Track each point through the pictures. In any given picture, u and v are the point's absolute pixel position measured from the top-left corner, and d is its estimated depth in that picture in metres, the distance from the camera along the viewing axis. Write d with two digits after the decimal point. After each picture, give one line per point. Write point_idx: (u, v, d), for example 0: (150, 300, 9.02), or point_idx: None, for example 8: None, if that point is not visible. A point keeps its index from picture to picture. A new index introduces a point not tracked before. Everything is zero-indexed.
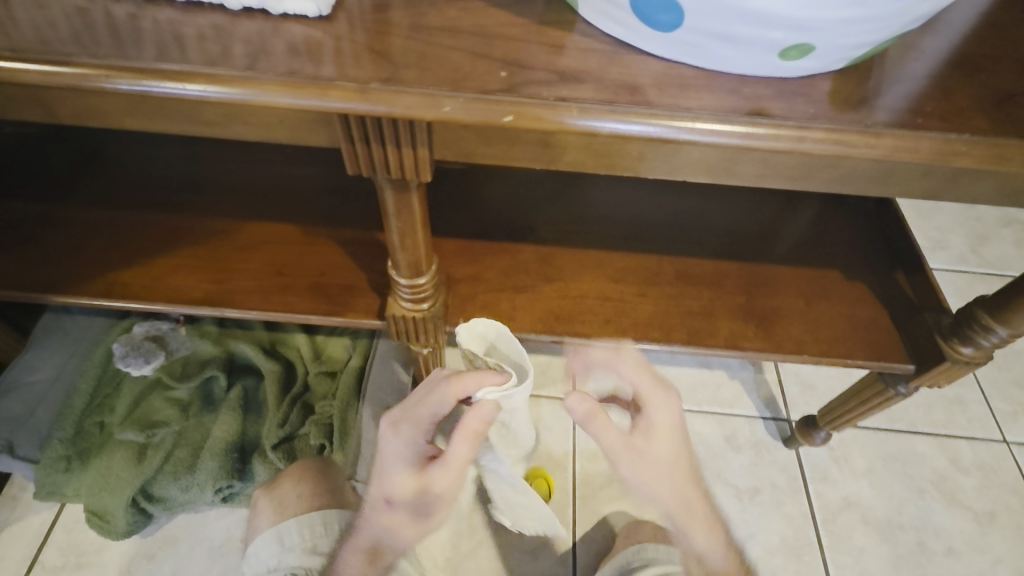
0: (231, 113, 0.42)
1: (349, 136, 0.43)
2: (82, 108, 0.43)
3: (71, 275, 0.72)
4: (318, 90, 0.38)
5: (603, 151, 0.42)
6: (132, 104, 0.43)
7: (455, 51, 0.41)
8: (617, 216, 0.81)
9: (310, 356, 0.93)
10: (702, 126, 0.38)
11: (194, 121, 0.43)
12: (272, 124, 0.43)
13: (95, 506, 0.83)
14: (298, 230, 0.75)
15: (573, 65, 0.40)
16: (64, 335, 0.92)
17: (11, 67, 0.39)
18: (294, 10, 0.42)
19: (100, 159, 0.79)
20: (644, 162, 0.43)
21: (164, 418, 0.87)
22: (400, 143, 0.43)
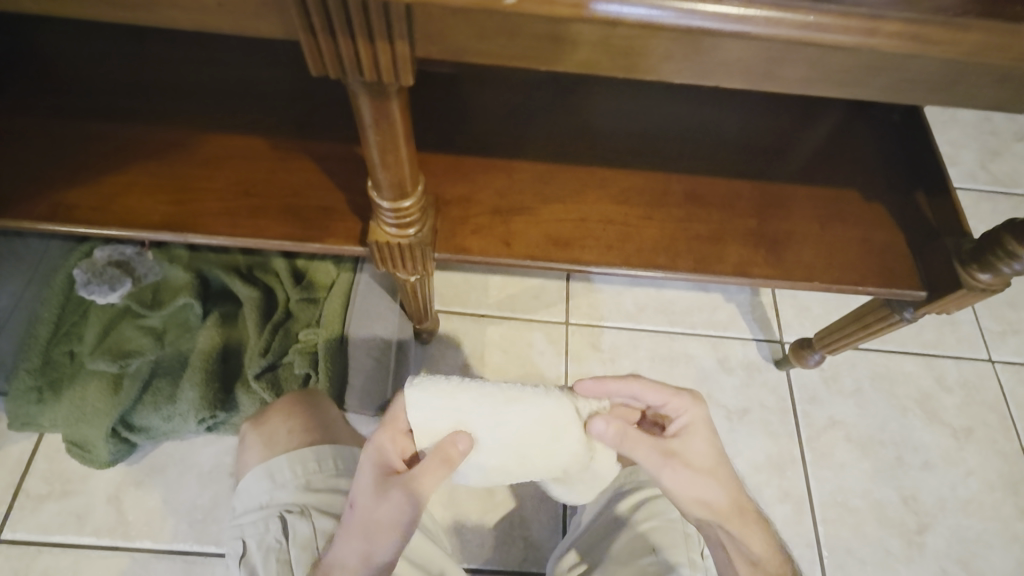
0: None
1: (310, 26, 0.35)
2: None
3: (10, 194, 0.64)
4: None
5: (622, 48, 0.35)
6: None
7: None
8: (623, 128, 0.73)
9: (290, 281, 0.88)
10: (746, 11, 0.33)
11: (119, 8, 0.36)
12: (212, 8, 0.35)
13: (74, 437, 0.80)
14: (265, 144, 0.67)
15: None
16: (20, 260, 0.86)
17: None
18: None
19: (26, 57, 0.69)
20: (672, 63, 0.36)
21: (137, 347, 0.83)
22: (373, 36, 0.35)
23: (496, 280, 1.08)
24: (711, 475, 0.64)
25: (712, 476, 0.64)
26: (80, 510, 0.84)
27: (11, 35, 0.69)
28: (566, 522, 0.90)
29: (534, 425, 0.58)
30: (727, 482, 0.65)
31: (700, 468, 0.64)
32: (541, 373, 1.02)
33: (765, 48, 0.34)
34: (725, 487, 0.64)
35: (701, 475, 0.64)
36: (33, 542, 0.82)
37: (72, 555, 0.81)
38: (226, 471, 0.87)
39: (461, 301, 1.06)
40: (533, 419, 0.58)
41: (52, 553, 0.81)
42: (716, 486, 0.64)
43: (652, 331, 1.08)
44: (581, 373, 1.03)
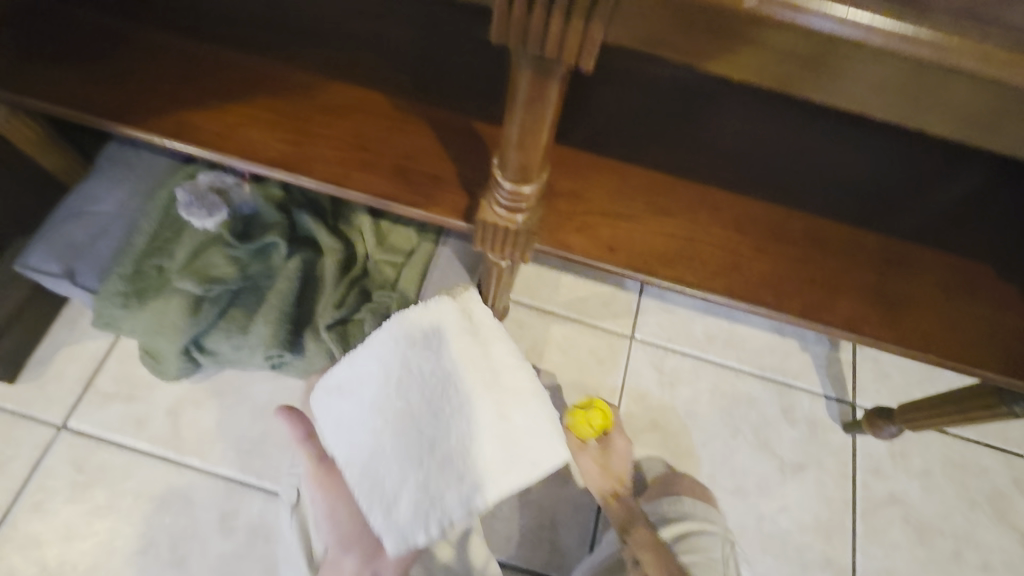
0: None
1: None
2: None
3: (143, 104, 0.65)
4: None
5: (817, 60, 0.34)
6: None
7: None
8: (746, 151, 0.69)
9: (373, 240, 0.89)
10: (938, 36, 0.32)
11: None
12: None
13: (150, 346, 0.84)
14: (387, 101, 0.67)
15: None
16: (129, 168, 0.88)
17: None
18: None
19: None
20: (851, 83, 0.35)
21: (223, 275, 0.84)
22: (570, 12, 0.34)
23: (568, 280, 1.06)
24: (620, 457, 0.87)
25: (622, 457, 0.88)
26: (140, 416, 0.87)
27: None
28: (596, 539, 0.89)
29: (422, 333, 0.75)
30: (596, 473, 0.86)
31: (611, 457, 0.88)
32: (596, 381, 1.00)
33: (918, 73, 0.33)
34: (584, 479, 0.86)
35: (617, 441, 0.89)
36: (94, 436, 0.86)
37: (126, 457, 0.85)
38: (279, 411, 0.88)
39: (530, 294, 1.04)
40: (445, 327, 0.74)
41: (109, 451, 0.85)
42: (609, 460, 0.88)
43: (718, 364, 1.03)
44: (636, 390, 1.00)
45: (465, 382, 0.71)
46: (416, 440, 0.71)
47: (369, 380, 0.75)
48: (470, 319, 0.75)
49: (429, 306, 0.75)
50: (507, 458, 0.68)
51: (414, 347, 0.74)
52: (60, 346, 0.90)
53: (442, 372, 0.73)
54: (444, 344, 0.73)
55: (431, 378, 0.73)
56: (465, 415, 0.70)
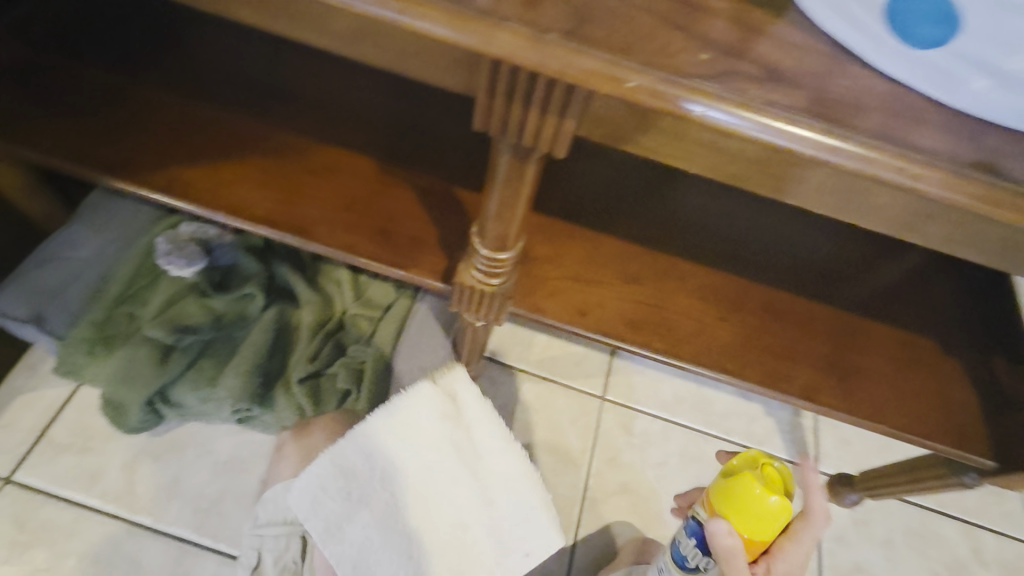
0: (368, 29, 0.39)
1: (492, 87, 0.39)
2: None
3: (133, 157, 0.67)
4: (484, 27, 0.36)
5: (760, 163, 0.39)
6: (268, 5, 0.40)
7: (639, 14, 0.39)
8: (710, 226, 0.74)
9: (351, 295, 0.90)
10: (849, 146, 0.37)
11: (323, 36, 0.40)
12: (408, 53, 0.40)
13: (112, 396, 0.82)
14: (374, 165, 0.70)
15: (775, 67, 0.40)
16: (111, 214, 0.89)
17: None
18: None
19: (178, 42, 0.74)
20: (793, 183, 0.40)
21: (196, 324, 0.84)
22: (547, 107, 0.39)
23: (541, 339, 1.08)
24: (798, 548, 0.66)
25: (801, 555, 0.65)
26: (93, 470, 0.83)
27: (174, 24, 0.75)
28: None
29: (408, 424, 0.75)
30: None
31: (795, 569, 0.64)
32: (567, 442, 1.00)
33: (851, 181, 0.39)
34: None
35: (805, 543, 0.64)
36: (42, 490, 0.82)
37: (74, 513, 0.81)
38: (240, 468, 0.86)
39: (504, 352, 1.06)
40: (433, 414, 0.75)
41: (56, 506, 0.81)
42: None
43: (687, 428, 1.05)
44: (607, 452, 1.00)
45: (455, 469, 0.75)
46: (403, 532, 0.73)
47: (347, 478, 0.74)
48: (451, 403, 0.77)
49: (421, 395, 0.76)
50: (502, 548, 0.73)
51: (400, 440, 0.74)
52: (16, 393, 0.87)
53: (431, 464, 0.74)
54: (437, 430, 0.75)
55: (419, 472, 0.74)
56: (459, 505, 0.74)
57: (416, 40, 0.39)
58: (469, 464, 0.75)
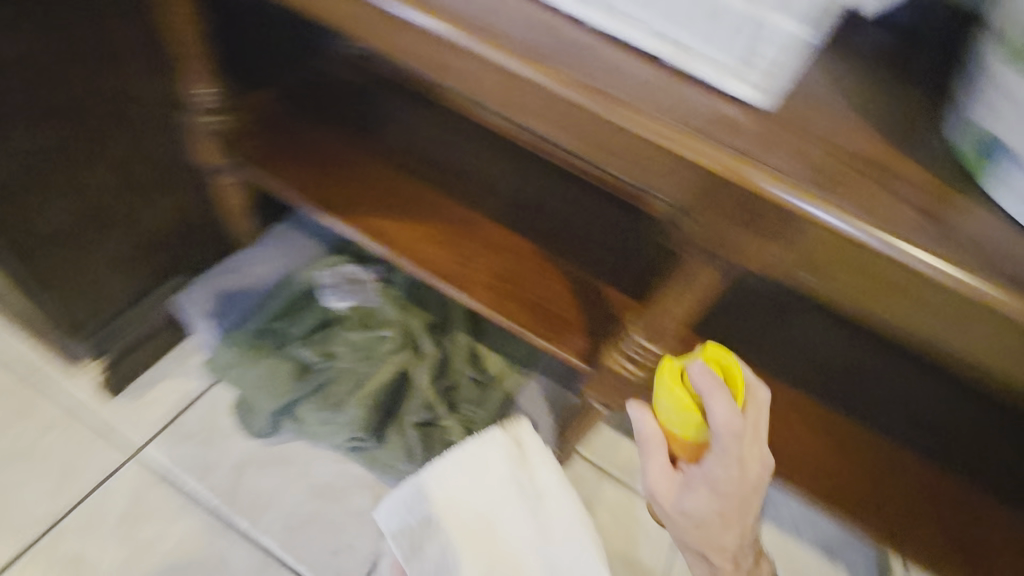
0: (625, 144, 0.47)
1: (725, 202, 0.46)
2: (504, 94, 0.49)
3: (345, 204, 0.81)
4: (730, 156, 0.44)
5: (899, 287, 0.45)
6: (546, 107, 0.48)
7: (859, 176, 0.45)
8: (805, 361, 0.83)
9: (469, 357, 0.97)
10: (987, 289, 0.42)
11: (582, 141, 0.48)
12: (650, 171, 0.47)
13: (248, 397, 0.92)
14: (534, 248, 0.80)
15: (982, 239, 0.44)
16: (286, 240, 1.01)
17: (495, 48, 0.47)
18: (733, 91, 0.47)
19: (385, 117, 0.90)
20: (925, 312, 0.45)
21: (337, 351, 0.94)
22: (760, 230, 0.47)
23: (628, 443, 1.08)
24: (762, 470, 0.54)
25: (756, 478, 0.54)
26: (209, 462, 0.90)
27: (379, 99, 0.92)
28: None
29: (479, 463, 0.74)
30: (717, 519, 0.55)
31: (740, 491, 0.53)
32: (638, 553, 0.98)
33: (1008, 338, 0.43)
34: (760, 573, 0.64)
35: (754, 461, 0.53)
36: (161, 470, 0.89)
37: (183, 499, 0.87)
38: (336, 489, 0.91)
39: (588, 448, 1.07)
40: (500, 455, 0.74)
41: (170, 489, 0.88)
42: (703, 494, 0.54)
43: None
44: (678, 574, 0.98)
45: (518, 508, 0.74)
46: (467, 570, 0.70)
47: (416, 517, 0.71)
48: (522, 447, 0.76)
49: (488, 436, 0.75)
50: None
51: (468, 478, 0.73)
52: (161, 377, 0.96)
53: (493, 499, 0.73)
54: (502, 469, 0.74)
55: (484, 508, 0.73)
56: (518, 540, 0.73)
57: (663, 158, 0.46)
58: (532, 503, 0.74)
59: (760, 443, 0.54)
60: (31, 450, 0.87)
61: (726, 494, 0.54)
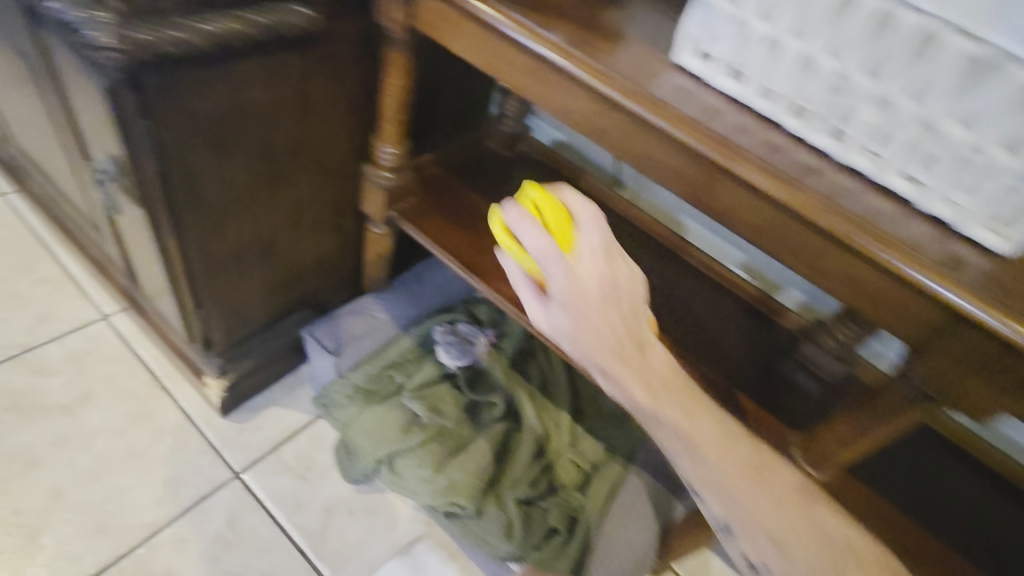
0: (847, 272, 0.47)
1: (959, 345, 0.45)
2: (726, 205, 0.51)
3: (493, 273, 0.84)
4: (979, 299, 0.42)
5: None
6: (765, 225, 0.50)
7: None
8: (964, 516, 0.74)
9: (571, 440, 0.95)
10: None
11: (797, 259, 0.49)
12: (873, 299, 0.48)
13: (352, 443, 0.92)
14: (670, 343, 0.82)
15: None
16: (411, 290, 1.04)
17: (730, 160, 0.48)
18: (981, 239, 0.44)
19: None
20: None
21: (445, 410, 0.94)
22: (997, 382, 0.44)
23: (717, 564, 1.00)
24: (622, 299, 0.41)
25: (619, 288, 0.41)
26: (302, 498, 0.91)
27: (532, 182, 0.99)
28: None
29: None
30: (622, 368, 0.41)
31: (586, 302, 0.40)
32: None
33: None
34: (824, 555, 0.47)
35: (585, 265, 0.41)
36: (256, 497, 0.89)
37: (273, 531, 0.87)
38: (423, 552, 0.89)
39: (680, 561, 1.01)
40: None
41: (261, 519, 0.88)
42: (562, 312, 0.41)
43: None
44: None
45: None
46: None
47: None
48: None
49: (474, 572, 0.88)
50: None
51: None
52: (272, 404, 0.99)
53: None
54: None
55: None
56: None
57: (886, 291, 0.46)
58: None
59: (615, 254, 0.43)
60: (145, 455, 0.89)
61: (578, 301, 0.40)
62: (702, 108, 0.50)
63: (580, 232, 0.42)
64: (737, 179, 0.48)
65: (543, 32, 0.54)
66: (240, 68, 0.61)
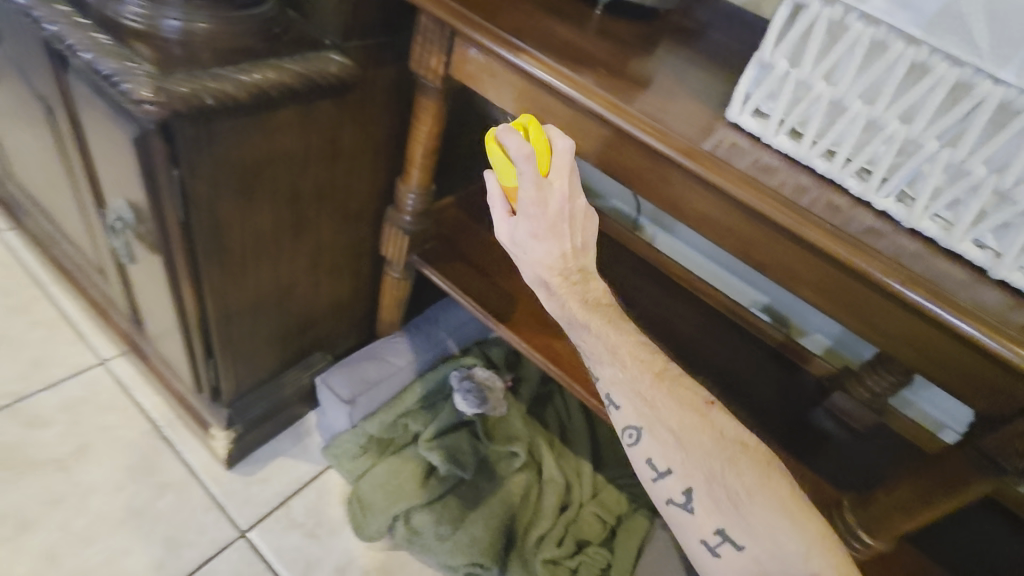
0: (911, 335, 0.46)
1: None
2: (783, 266, 0.49)
3: (517, 319, 0.81)
4: None
5: None
6: (827, 282, 0.48)
7: None
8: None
9: (594, 490, 0.92)
10: None
11: (855, 319, 0.48)
12: (940, 363, 0.46)
13: (366, 496, 0.88)
14: None
15: None
16: (427, 331, 0.99)
17: (798, 218, 0.45)
18: None
19: None
20: None
21: (464, 461, 0.89)
22: None
23: None
24: (575, 210, 0.49)
25: (577, 203, 0.49)
26: (312, 558, 0.85)
27: None
28: None
29: None
30: (547, 255, 0.48)
31: (547, 216, 0.47)
32: None
33: None
34: (774, 499, 0.45)
35: (554, 189, 0.46)
36: (264, 559, 0.84)
37: None
38: None
39: None
40: None
41: None
42: (537, 230, 0.47)
43: None
44: None
45: None
46: None
47: None
48: None
49: None
50: None
51: None
52: (279, 454, 0.94)
53: None
54: None
55: None
56: None
57: (959, 354, 0.45)
58: None
59: (576, 192, 0.49)
60: (145, 513, 0.84)
61: (545, 219, 0.47)
62: (759, 164, 0.49)
63: (555, 165, 0.47)
64: (798, 239, 0.47)
65: (599, 84, 0.53)
66: (271, 116, 0.59)
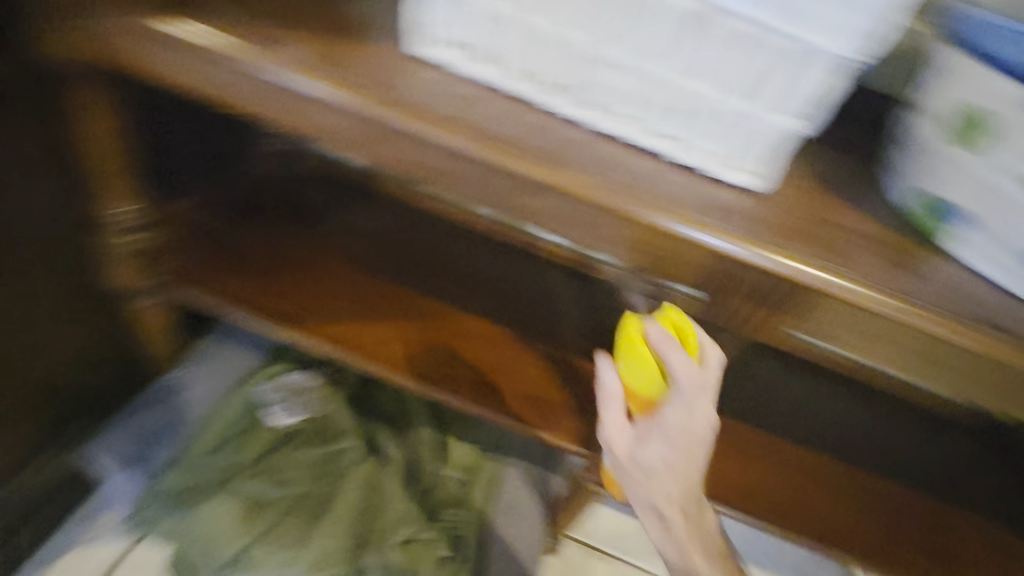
0: (640, 239, 0.46)
1: (736, 287, 0.47)
2: (503, 199, 0.46)
3: (295, 315, 0.73)
4: (750, 242, 0.45)
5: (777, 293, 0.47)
6: (546, 209, 0.46)
7: (862, 249, 0.47)
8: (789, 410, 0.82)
9: (437, 454, 0.90)
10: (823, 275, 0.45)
11: (585, 236, 0.47)
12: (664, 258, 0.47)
13: (184, 554, 0.78)
14: (501, 329, 0.78)
15: (966, 294, 0.46)
16: (217, 356, 0.90)
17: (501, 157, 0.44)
18: (731, 180, 0.47)
19: (327, 209, 0.84)
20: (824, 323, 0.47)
21: (291, 478, 0.82)
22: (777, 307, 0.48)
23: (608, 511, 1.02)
24: (699, 441, 0.52)
25: (692, 438, 0.52)
26: None
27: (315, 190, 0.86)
28: None
29: None
30: (667, 471, 0.53)
31: (680, 446, 0.52)
32: None
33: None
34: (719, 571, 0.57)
35: (699, 412, 0.51)
36: None
37: None
38: None
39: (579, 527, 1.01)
40: None
41: None
42: (658, 443, 0.53)
43: None
44: None
45: None
46: None
47: None
48: None
49: None
50: None
51: None
52: (70, 545, 0.82)
53: None
54: None
55: None
56: None
57: (673, 253, 0.46)
58: None
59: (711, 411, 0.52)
60: None
61: (668, 446, 0.53)
62: (450, 102, 0.46)
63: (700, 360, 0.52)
64: (506, 171, 0.45)
65: (256, 43, 0.45)
66: None
